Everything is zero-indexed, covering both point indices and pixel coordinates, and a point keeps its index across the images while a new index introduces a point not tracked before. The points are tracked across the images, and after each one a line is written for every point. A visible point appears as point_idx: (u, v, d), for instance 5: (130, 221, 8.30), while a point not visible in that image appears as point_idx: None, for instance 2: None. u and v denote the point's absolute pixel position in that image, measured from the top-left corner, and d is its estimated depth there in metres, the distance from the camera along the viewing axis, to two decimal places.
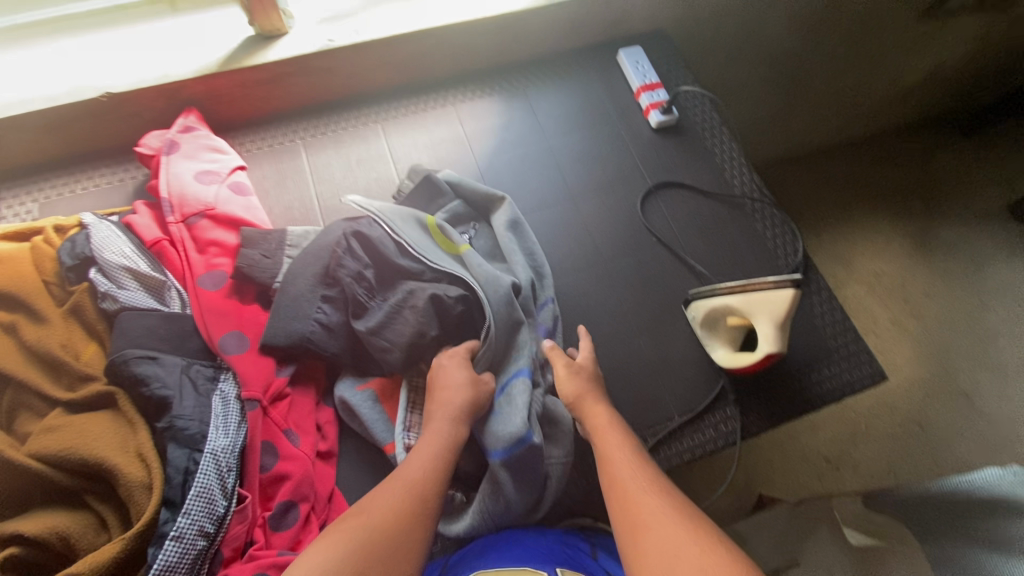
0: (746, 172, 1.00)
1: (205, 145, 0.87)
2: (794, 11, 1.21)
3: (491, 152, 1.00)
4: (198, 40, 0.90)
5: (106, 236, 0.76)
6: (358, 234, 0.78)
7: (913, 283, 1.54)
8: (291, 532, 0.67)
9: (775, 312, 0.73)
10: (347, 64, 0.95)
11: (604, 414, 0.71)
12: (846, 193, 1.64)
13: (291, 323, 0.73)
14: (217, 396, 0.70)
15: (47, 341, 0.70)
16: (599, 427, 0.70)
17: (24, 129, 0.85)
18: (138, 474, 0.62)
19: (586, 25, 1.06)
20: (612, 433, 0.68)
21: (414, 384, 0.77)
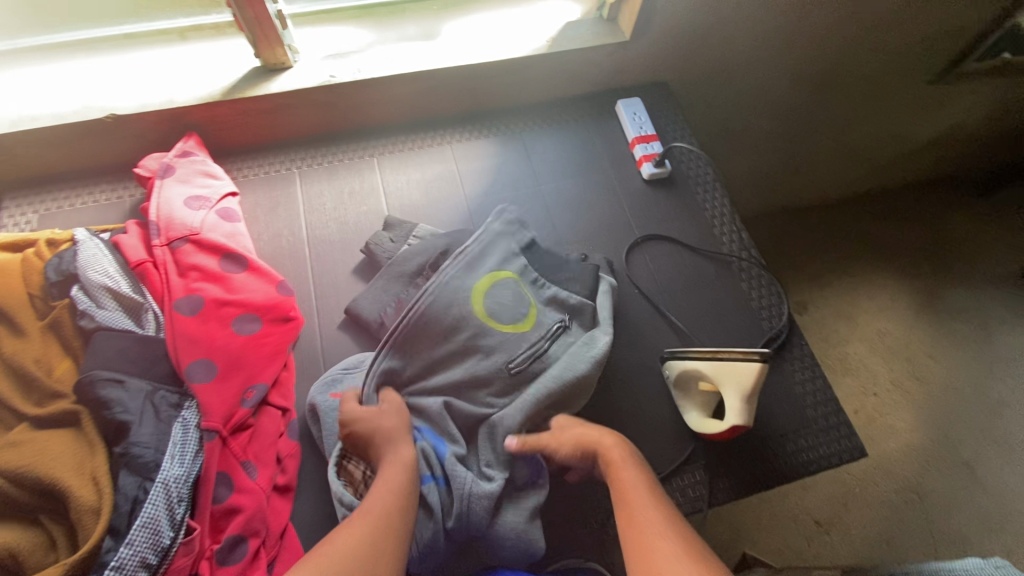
0: (735, 230, 1.00)
1: (199, 171, 0.90)
2: (799, 69, 1.22)
3: (482, 193, 1.01)
4: (204, 70, 0.93)
5: (93, 255, 0.78)
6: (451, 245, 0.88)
7: (917, 345, 1.50)
8: (238, 567, 0.67)
9: (743, 383, 0.71)
10: (347, 99, 0.97)
11: (621, 450, 0.70)
12: (850, 248, 1.62)
13: (380, 296, 0.86)
14: (179, 423, 0.70)
15: (22, 355, 0.72)
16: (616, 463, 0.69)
17: (31, 144, 0.89)
18: (89, 499, 0.63)
19: (588, 73, 1.08)
20: (627, 469, 0.68)
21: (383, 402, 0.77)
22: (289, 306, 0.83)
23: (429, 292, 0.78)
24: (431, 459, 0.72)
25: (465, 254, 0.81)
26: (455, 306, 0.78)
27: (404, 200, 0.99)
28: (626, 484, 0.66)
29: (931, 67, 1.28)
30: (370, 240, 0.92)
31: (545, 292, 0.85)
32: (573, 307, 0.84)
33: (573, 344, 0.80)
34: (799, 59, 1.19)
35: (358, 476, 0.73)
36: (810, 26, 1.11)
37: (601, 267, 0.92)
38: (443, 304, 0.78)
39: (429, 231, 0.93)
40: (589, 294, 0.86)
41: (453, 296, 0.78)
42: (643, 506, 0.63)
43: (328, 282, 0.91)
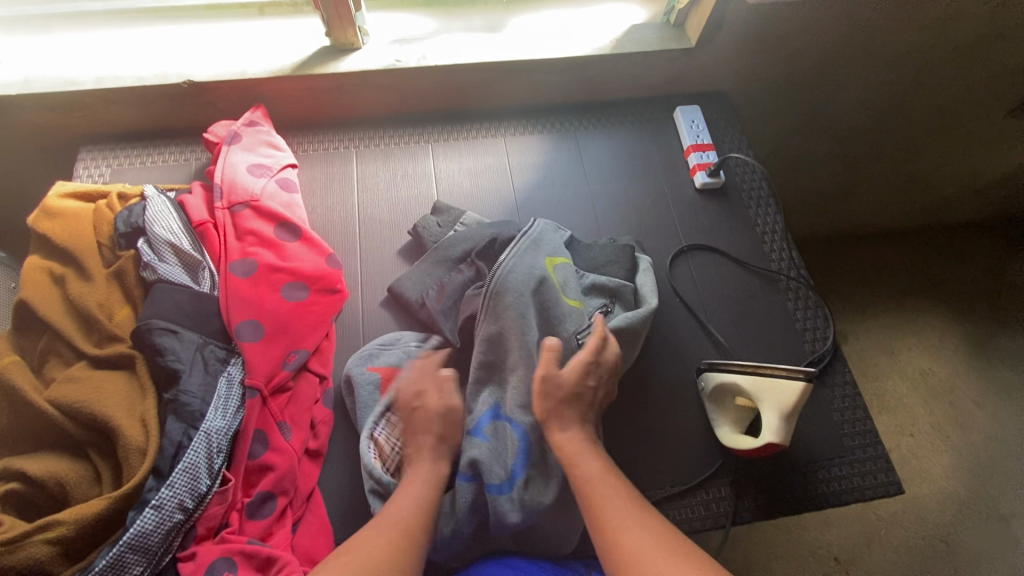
0: (785, 249, 0.97)
1: (263, 141, 0.93)
2: (867, 91, 1.18)
3: (531, 188, 1.01)
4: (278, 45, 0.97)
5: (160, 210, 0.82)
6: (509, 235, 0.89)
7: (963, 390, 1.43)
8: (265, 523, 0.69)
9: (783, 402, 0.70)
10: (408, 84, 0.99)
11: (575, 437, 0.69)
12: (900, 281, 1.56)
13: (423, 279, 0.88)
14: (224, 378, 0.73)
15: (87, 298, 0.76)
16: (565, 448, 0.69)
17: (113, 102, 0.94)
18: (136, 439, 0.66)
19: (648, 77, 1.07)
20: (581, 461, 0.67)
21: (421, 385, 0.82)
22: (336, 278, 0.85)
23: (505, 264, 0.79)
24: (482, 466, 0.70)
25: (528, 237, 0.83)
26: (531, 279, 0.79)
27: (454, 187, 1.01)
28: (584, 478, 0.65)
29: (1010, 100, 1.23)
30: (418, 223, 0.94)
31: (584, 280, 0.86)
32: (612, 290, 0.85)
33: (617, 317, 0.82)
34: (868, 81, 1.16)
35: (390, 458, 0.75)
36: (884, 46, 1.08)
37: (636, 249, 0.92)
38: (520, 283, 0.78)
39: (475, 219, 0.94)
40: (628, 277, 0.87)
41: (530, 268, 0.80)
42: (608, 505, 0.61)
43: (374, 260, 0.93)
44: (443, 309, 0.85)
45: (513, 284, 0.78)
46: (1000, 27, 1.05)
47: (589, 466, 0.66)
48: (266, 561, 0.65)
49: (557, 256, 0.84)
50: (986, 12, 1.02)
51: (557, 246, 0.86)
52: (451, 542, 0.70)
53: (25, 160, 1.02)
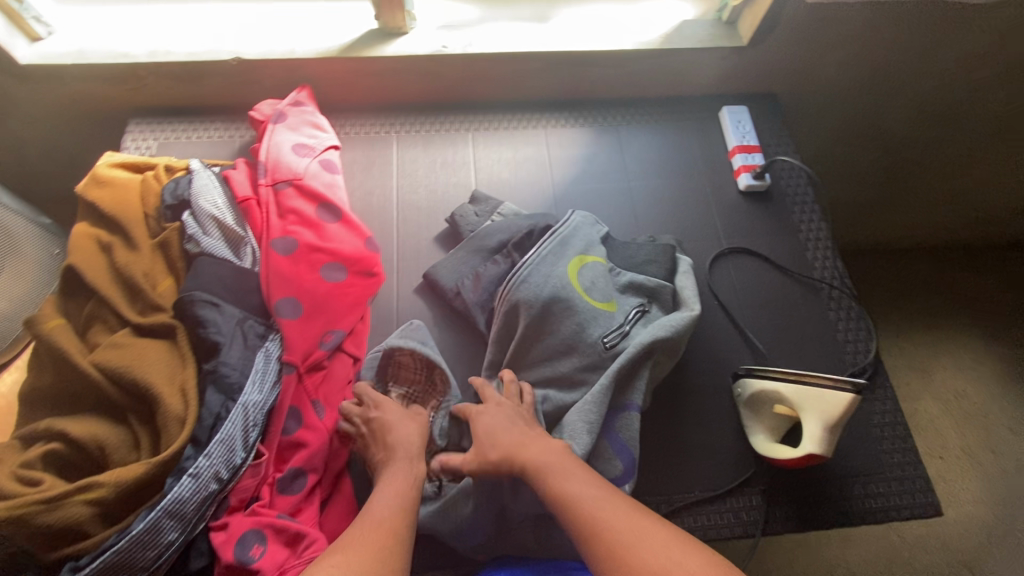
0: (830, 257, 0.95)
1: (308, 121, 0.94)
2: (921, 100, 1.14)
3: (570, 182, 1.00)
4: (327, 26, 0.97)
5: (205, 185, 0.83)
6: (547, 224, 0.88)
7: (998, 416, 1.38)
8: (295, 499, 0.70)
9: (828, 413, 0.68)
10: (453, 71, 0.99)
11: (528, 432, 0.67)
12: (939, 299, 1.51)
13: (459, 268, 0.87)
14: (262, 353, 0.74)
15: (133, 267, 0.78)
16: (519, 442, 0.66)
17: (164, 75, 0.95)
18: (176, 407, 0.67)
19: (695, 75, 1.05)
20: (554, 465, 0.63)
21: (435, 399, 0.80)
22: (374, 261, 0.85)
23: (520, 271, 0.79)
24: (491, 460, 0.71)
25: (556, 235, 0.83)
26: (547, 286, 0.78)
27: (493, 177, 1.00)
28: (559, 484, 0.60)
29: None
30: (456, 211, 0.93)
31: (620, 278, 0.84)
32: (650, 290, 0.84)
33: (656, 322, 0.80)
34: (922, 89, 1.12)
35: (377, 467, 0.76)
36: (943, 53, 1.04)
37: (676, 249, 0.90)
38: (535, 288, 0.78)
39: (513, 210, 0.93)
40: (667, 277, 0.86)
41: (546, 277, 0.79)
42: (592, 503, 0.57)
43: (410, 246, 0.93)
44: (480, 300, 0.85)
45: (527, 291, 0.78)
46: None
47: (562, 464, 0.62)
48: (295, 536, 0.66)
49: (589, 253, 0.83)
50: None
51: (592, 244, 0.85)
52: (475, 531, 0.70)
53: (76, 129, 1.05)
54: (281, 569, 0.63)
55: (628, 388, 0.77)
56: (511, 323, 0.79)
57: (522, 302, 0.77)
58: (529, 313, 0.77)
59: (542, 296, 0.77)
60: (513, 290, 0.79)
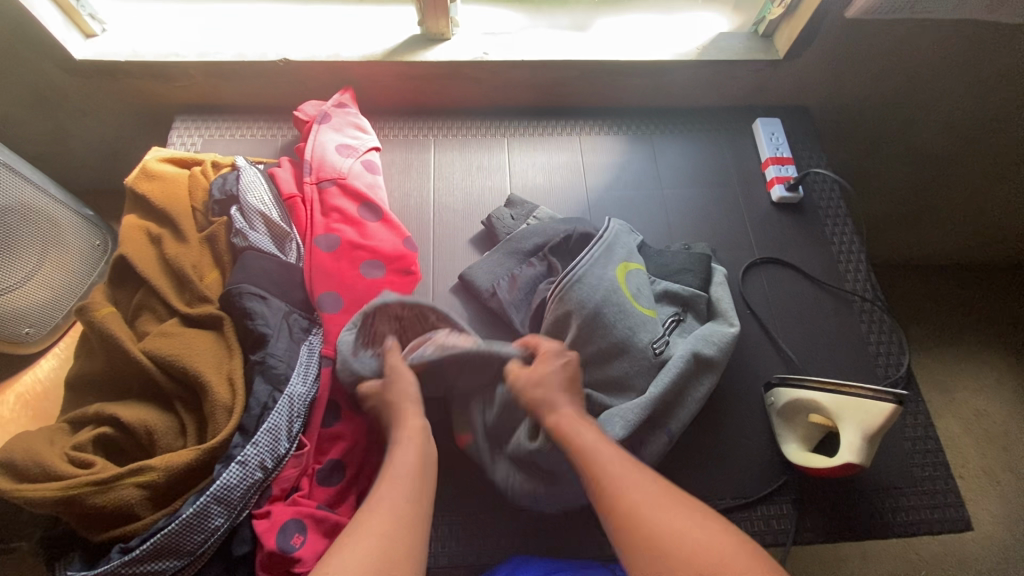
0: (862, 270, 0.95)
1: (351, 123, 0.96)
2: (952, 118, 1.15)
3: (603, 189, 1.02)
4: (372, 31, 0.99)
5: (252, 181, 0.85)
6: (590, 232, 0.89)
7: (1019, 436, 1.37)
8: (333, 490, 0.71)
9: (867, 423, 0.68)
10: (493, 77, 1.01)
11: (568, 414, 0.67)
12: (963, 316, 1.51)
13: (495, 270, 0.88)
14: (306, 346, 0.75)
15: (181, 259, 0.80)
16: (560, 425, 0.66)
17: (212, 74, 0.98)
18: (223, 397, 0.68)
19: (729, 87, 1.06)
20: (585, 436, 0.65)
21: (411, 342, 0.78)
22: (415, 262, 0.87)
23: (578, 269, 0.78)
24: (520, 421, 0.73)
25: (602, 241, 0.82)
26: (600, 290, 0.78)
27: (527, 181, 1.02)
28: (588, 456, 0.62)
29: None
30: (493, 213, 0.95)
31: (657, 287, 0.86)
32: (685, 299, 0.85)
33: (698, 335, 0.81)
34: (955, 106, 1.12)
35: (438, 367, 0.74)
36: (976, 72, 1.05)
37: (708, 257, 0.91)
38: (587, 294, 0.77)
39: (549, 215, 0.95)
40: (701, 285, 0.86)
41: (599, 279, 0.79)
42: (625, 477, 0.59)
43: (447, 247, 0.95)
44: (515, 301, 0.86)
45: (580, 295, 0.77)
46: None
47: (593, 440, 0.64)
48: (334, 526, 0.67)
49: (629, 260, 0.84)
50: None
51: (633, 253, 0.86)
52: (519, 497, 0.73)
53: (122, 124, 1.07)
54: (320, 559, 0.65)
55: (674, 403, 0.77)
56: (558, 325, 0.78)
57: (575, 304, 0.77)
58: (580, 316, 0.77)
59: (593, 300, 0.77)
60: (566, 291, 0.78)
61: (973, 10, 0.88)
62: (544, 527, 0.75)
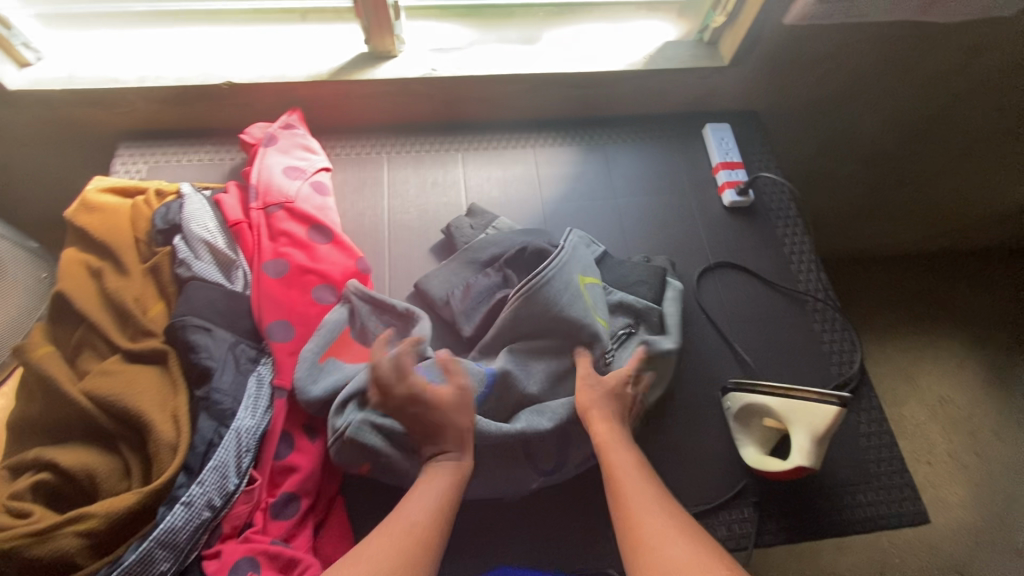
0: (813, 269, 0.97)
1: (299, 144, 0.94)
2: (894, 117, 1.18)
3: (559, 200, 1.02)
4: (318, 50, 0.98)
5: (197, 209, 0.84)
6: (544, 249, 0.86)
7: (981, 419, 1.41)
8: (288, 524, 0.69)
9: (814, 426, 0.70)
10: (443, 93, 1.00)
11: (609, 431, 0.71)
12: (921, 306, 1.54)
13: (451, 279, 0.87)
14: (254, 377, 0.74)
15: (122, 292, 0.77)
16: (603, 439, 0.71)
17: (154, 100, 0.96)
18: (167, 435, 0.66)
19: (678, 95, 1.08)
20: (616, 451, 0.69)
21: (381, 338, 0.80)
22: (365, 282, 0.86)
23: (544, 274, 0.77)
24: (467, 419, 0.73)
25: (556, 260, 0.79)
26: (566, 294, 0.78)
27: (483, 195, 1.01)
28: (615, 470, 0.67)
29: None
30: (452, 223, 0.95)
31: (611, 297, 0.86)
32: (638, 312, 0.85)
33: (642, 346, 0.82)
34: (897, 105, 1.16)
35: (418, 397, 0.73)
36: (914, 71, 1.08)
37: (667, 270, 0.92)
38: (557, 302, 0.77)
39: (507, 225, 0.94)
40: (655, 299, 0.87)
41: (566, 283, 0.78)
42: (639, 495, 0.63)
43: (402, 266, 0.94)
44: (465, 309, 0.85)
45: (546, 298, 0.77)
46: None
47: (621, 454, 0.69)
48: (288, 563, 0.65)
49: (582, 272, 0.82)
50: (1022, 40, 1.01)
51: (589, 266, 0.85)
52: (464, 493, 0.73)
53: (63, 154, 1.04)
54: None
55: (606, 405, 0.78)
56: (513, 326, 0.78)
57: (540, 306, 0.77)
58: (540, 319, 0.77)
59: (559, 307, 0.77)
60: (532, 294, 0.77)
61: (906, 12, 0.91)
62: (508, 548, 0.74)
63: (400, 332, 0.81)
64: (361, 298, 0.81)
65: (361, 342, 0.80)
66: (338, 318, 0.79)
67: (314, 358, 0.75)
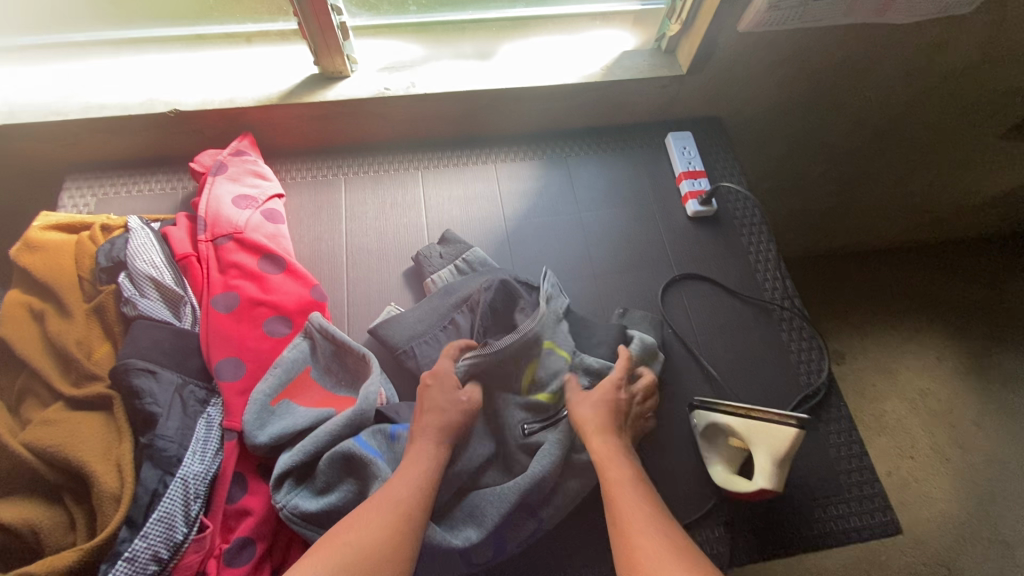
0: (779, 278, 0.96)
1: (250, 171, 0.93)
2: (858, 116, 1.18)
3: (521, 216, 1.00)
4: (267, 73, 0.96)
5: (143, 244, 0.81)
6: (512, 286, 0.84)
7: (962, 411, 1.39)
8: (243, 570, 0.66)
9: (776, 447, 0.69)
10: (399, 111, 0.98)
11: (607, 440, 0.69)
12: (898, 301, 1.53)
13: (415, 326, 0.83)
14: (203, 420, 0.72)
15: (65, 335, 0.74)
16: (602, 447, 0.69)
17: (98, 131, 0.92)
18: (111, 486, 0.64)
19: (640, 106, 1.07)
20: (614, 460, 0.67)
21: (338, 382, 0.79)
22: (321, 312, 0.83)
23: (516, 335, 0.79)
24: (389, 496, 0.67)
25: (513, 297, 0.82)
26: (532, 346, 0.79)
27: (443, 215, 0.99)
28: (613, 476, 0.65)
29: (1001, 122, 1.22)
30: (421, 251, 0.92)
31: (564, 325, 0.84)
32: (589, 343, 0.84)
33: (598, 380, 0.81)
34: (861, 105, 1.15)
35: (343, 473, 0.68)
36: (876, 71, 1.07)
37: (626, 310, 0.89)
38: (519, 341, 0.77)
39: (480, 257, 0.91)
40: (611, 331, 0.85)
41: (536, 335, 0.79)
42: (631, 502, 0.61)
43: (361, 292, 0.91)
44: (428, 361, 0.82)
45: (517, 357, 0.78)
46: (995, 53, 1.04)
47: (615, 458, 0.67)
48: None
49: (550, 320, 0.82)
50: (980, 38, 1.00)
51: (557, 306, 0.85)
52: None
53: (11, 190, 1.01)
54: None
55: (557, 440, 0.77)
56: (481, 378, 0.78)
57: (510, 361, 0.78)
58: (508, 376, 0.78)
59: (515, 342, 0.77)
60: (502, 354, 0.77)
61: (862, 14, 0.90)
62: None
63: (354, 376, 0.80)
64: (322, 333, 0.79)
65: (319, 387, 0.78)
66: (295, 355, 0.77)
67: (266, 400, 0.73)
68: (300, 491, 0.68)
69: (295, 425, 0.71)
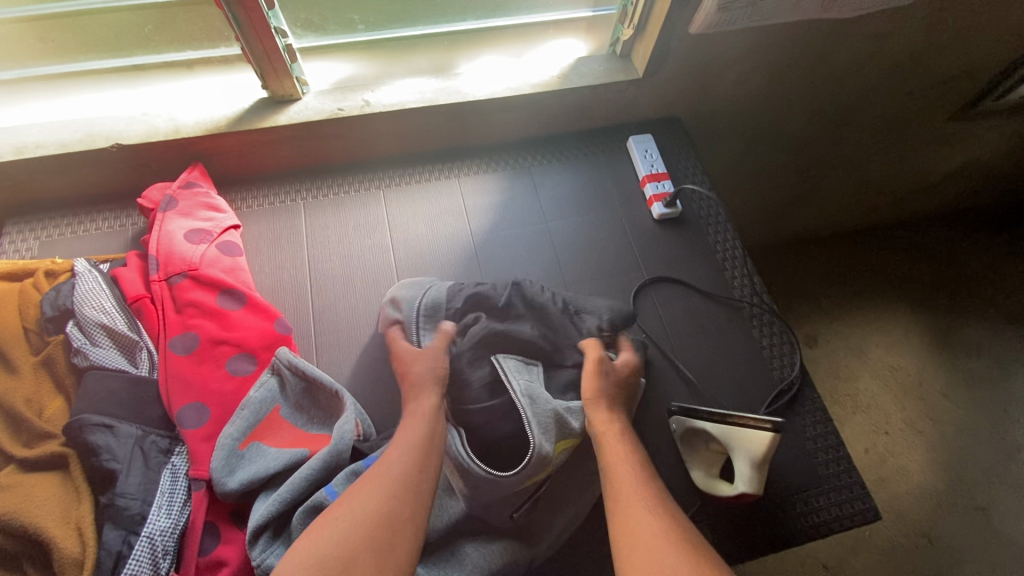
0: (746, 274, 0.97)
1: (202, 204, 0.89)
2: (814, 106, 1.19)
3: (488, 230, 0.99)
4: (215, 100, 0.92)
5: (91, 288, 0.77)
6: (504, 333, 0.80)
7: (930, 383, 1.42)
8: None
9: (753, 451, 0.71)
10: (356, 131, 0.96)
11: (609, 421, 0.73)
12: (862, 281, 1.57)
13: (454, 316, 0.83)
14: (167, 471, 0.69)
15: (12, 394, 0.70)
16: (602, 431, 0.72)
17: (37, 171, 0.88)
18: (72, 550, 0.60)
19: (598, 110, 1.06)
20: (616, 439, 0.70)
21: (314, 418, 0.78)
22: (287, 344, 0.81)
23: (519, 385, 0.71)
24: None
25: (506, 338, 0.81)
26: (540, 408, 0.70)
27: (409, 235, 0.97)
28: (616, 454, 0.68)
29: (949, 103, 1.26)
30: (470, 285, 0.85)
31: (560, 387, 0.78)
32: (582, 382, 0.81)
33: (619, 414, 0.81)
34: (816, 94, 1.16)
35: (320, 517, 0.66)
36: (826, 65, 1.08)
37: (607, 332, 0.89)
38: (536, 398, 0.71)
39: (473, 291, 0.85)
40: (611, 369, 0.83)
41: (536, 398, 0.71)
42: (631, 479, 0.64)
43: (328, 319, 0.89)
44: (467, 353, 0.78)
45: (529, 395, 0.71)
46: (937, 40, 1.07)
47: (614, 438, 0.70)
48: None
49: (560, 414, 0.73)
50: (923, 26, 1.03)
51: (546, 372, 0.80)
52: None
53: None
54: None
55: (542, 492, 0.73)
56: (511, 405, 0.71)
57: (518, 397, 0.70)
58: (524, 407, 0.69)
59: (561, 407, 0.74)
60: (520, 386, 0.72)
61: (809, 11, 0.91)
62: None
63: (330, 411, 0.78)
64: (290, 368, 0.76)
65: (291, 425, 0.76)
66: (263, 395, 0.75)
67: (234, 444, 0.70)
68: (275, 547, 0.65)
69: (266, 469, 0.69)
